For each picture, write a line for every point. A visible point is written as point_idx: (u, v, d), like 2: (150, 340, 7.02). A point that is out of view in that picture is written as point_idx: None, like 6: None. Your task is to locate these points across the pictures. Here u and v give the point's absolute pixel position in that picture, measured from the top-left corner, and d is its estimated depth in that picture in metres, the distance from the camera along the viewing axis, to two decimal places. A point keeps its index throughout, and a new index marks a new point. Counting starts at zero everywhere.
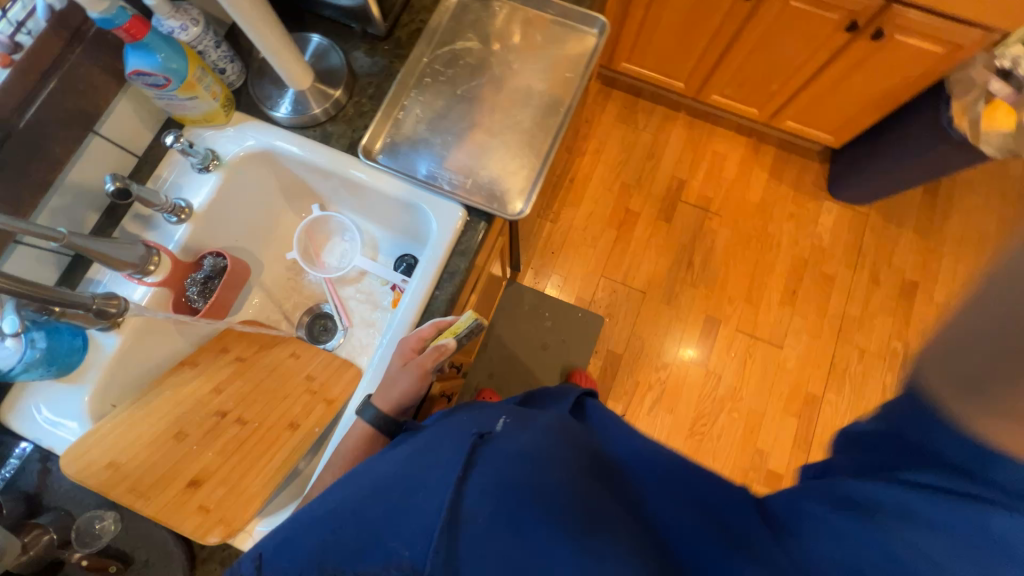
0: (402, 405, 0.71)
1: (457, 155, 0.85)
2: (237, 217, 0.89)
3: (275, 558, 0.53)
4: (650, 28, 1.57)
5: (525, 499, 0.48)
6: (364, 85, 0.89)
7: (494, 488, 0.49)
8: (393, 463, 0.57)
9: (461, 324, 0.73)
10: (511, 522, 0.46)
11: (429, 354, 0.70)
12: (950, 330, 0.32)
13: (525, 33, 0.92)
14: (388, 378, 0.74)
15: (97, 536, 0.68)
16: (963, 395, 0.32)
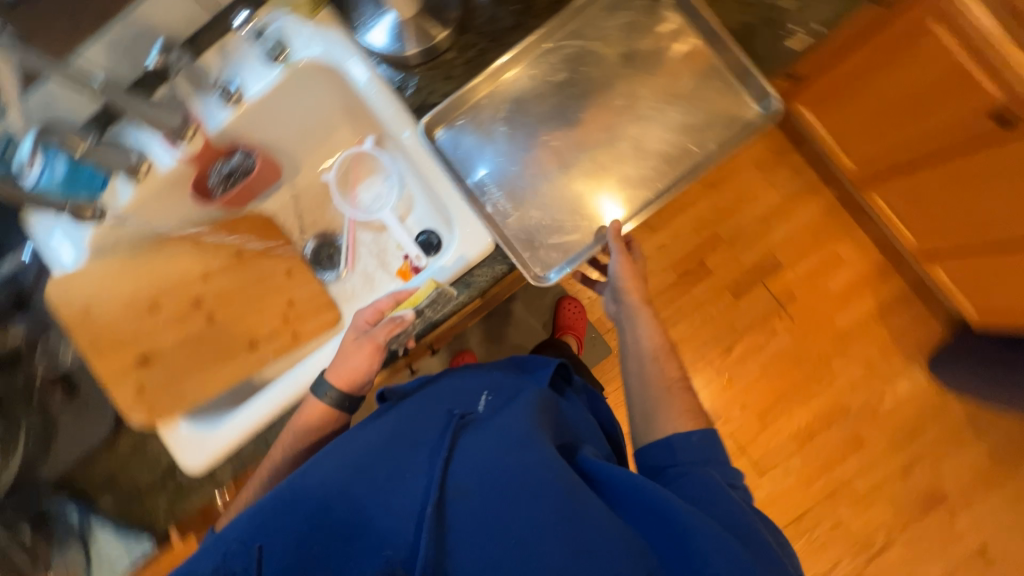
0: (356, 381, 0.66)
1: (519, 180, 0.74)
2: (286, 119, 0.83)
3: (272, 548, 0.51)
4: (847, 93, 1.21)
5: (502, 473, 0.52)
6: (470, 44, 0.74)
7: (474, 467, 0.54)
8: (374, 434, 0.58)
9: (420, 292, 0.67)
10: (493, 498, 0.51)
11: (385, 327, 0.65)
12: (631, 386, 0.68)
13: (681, 71, 0.73)
14: (342, 351, 0.68)
15: (59, 357, 0.76)
16: (643, 418, 0.65)
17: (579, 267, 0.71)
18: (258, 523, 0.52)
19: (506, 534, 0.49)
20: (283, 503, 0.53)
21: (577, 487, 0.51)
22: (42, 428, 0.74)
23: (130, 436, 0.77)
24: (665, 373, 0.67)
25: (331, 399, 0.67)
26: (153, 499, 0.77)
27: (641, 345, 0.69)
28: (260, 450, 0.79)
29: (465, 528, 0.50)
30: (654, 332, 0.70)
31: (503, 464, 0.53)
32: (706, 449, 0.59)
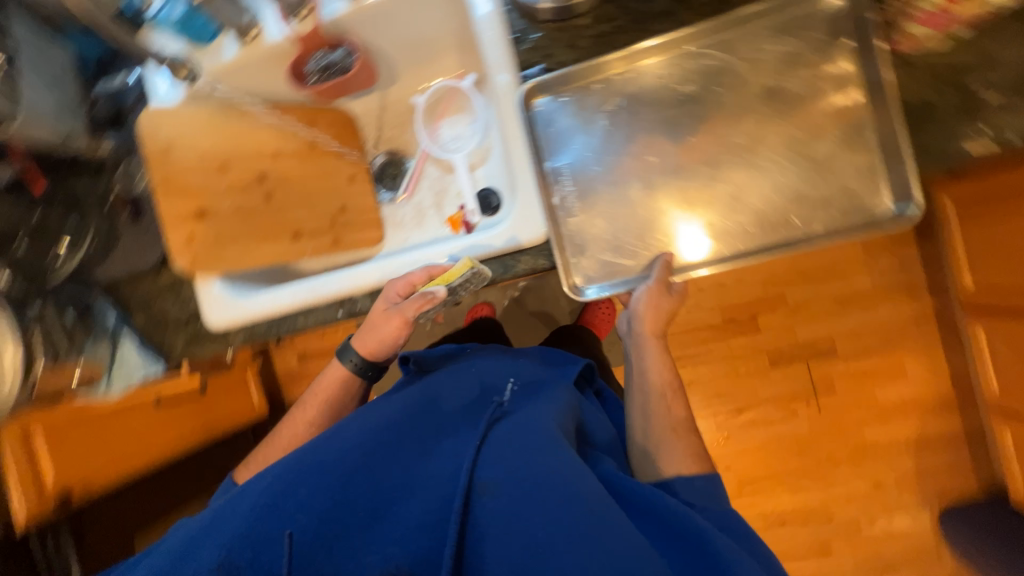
0: (383, 345, 0.74)
1: (597, 183, 0.67)
2: (397, 29, 0.81)
3: (302, 527, 0.51)
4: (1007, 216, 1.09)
5: (524, 470, 0.52)
6: (608, 16, 0.66)
7: (498, 464, 0.54)
8: (403, 410, 0.63)
9: (456, 271, 0.66)
10: (515, 501, 0.51)
11: (412, 304, 0.68)
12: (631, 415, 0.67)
13: (824, 134, 0.62)
14: (369, 321, 0.74)
15: (135, 180, 0.83)
16: (640, 454, 0.62)
17: (618, 295, 0.67)
18: (283, 494, 0.54)
19: (527, 537, 0.48)
20: (314, 471, 0.56)
21: (598, 495, 0.50)
22: (108, 235, 0.83)
23: (172, 272, 0.85)
24: (667, 406, 0.64)
25: (354, 364, 0.77)
26: (174, 332, 0.85)
27: (645, 375, 0.67)
28: (271, 332, 0.81)
29: (486, 527, 0.50)
30: (662, 363, 0.67)
31: (528, 463, 0.53)
32: (711, 491, 0.56)
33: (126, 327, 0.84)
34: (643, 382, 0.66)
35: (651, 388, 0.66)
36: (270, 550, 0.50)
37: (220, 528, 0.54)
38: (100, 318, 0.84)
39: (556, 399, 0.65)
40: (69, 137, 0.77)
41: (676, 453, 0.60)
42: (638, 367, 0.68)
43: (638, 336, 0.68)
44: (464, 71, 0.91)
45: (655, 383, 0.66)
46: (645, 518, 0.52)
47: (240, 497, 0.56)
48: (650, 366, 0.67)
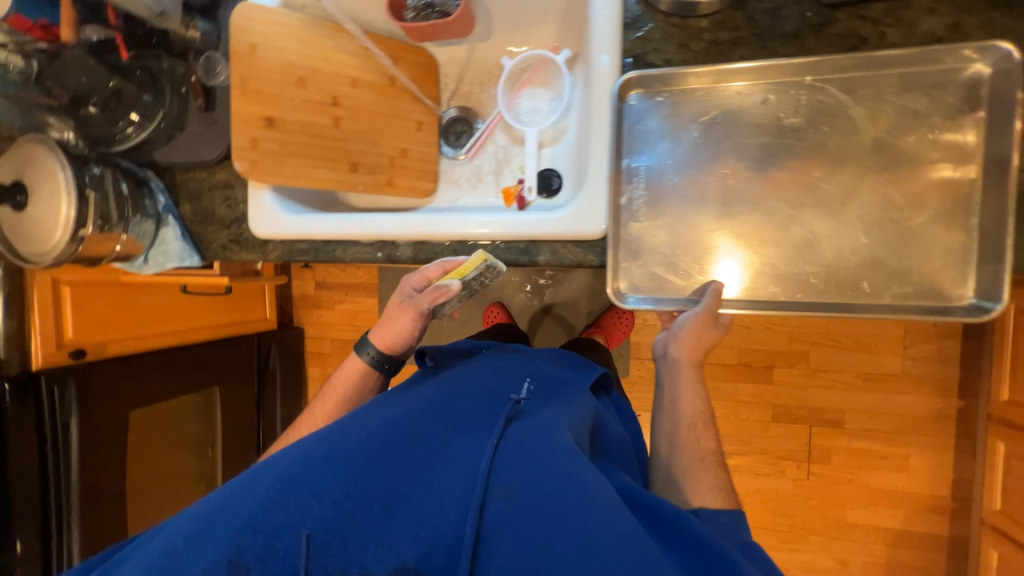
0: (401, 342, 0.75)
1: (670, 195, 0.65)
2: None
3: (317, 523, 0.51)
4: None
5: (539, 477, 0.53)
6: (732, 24, 0.63)
7: (515, 468, 0.54)
8: (421, 410, 0.66)
9: (469, 266, 0.69)
10: (533, 506, 0.51)
11: (427, 295, 0.69)
12: (657, 442, 0.66)
13: (925, 206, 0.58)
14: (385, 317, 0.76)
15: (215, 74, 0.82)
16: (662, 480, 0.63)
17: (658, 311, 0.66)
18: (298, 485, 0.54)
19: (543, 544, 0.48)
20: (333, 457, 0.57)
21: (611, 507, 0.50)
22: (179, 121, 0.84)
23: (229, 172, 0.86)
24: (696, 436, 0.64)
25: (372, 357, 0.77)
26: (216, 231, 0.86)
27: (677, 404, 0.66)
28: (310, 256, 0.82)
29: (500, 529, 0.50)
30: (695, 392, 0.67)
31: (542, 469, 0.53)
32: (738, 526, 0.54)
33: (173, 214, 0.87)
34: (675, 412, 0.66)
35: (682, 417, 0.65)
36: (286, 541, 0.51)
37: (232, 517, 0.53)
38: (148, 198, 0.85)
39: (565, 416, 0.66)
40: (163, 15, 0.76)
41: (705, 486, 0.59)
42: (670, 394, 0.68)
43: (677, 364, 0.67)
44: (560, 44, 0.87)
45: (688, 414, 0.65)
46: (661, 535, 0.51)
47: (257, 481, 0.57)
48: (683, 395, 0.67)
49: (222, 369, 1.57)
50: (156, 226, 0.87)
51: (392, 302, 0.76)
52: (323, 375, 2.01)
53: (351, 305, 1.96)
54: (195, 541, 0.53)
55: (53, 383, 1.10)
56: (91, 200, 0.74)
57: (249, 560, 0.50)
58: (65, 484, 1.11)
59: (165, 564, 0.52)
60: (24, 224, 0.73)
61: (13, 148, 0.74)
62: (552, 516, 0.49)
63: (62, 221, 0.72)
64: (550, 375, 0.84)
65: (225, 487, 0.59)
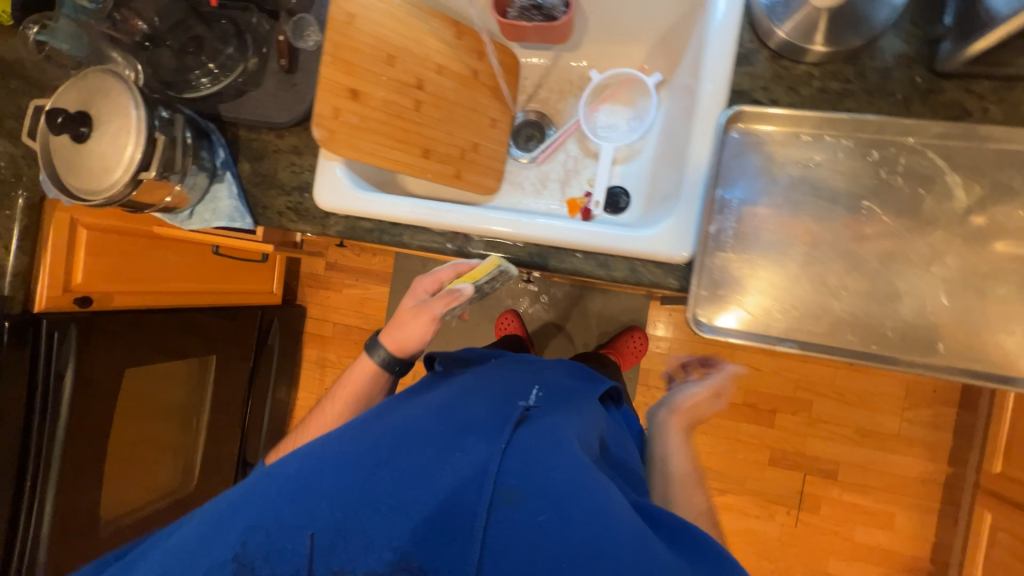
0: (412, 347, 0.74)
1: (759, 231, 0.66)
2: None
3: (323, 524, 0.48)
4: None
5: (549, 482, 0.51)
6: (841, 77, 0.65)
7: (525, 471, 0.52)
8: (428, 410, 0.63)
9: (483, 271, 0.70)
10: (545, 512, 0.49)
11: (440, 300, 0.69)
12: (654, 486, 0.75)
13: (1008, 279, 0.60)
14: (395, 321, 0.74)
15: (302, 37, 0.80)
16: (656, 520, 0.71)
17: (735, 344, 0.65)
18: (304, 487, 0.52)
19: (556, 548, 0.46)
20: (341, 458, 0.54)
21: (623, 516, 0.49)
22: (255, 78, 0.81)
23: (298, 138, 0.83)
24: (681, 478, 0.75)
25: (383, 358, 0.75)
26: (274, 195, 0.83)
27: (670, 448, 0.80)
28: (374, 236, 0.80)
29: (512, 532, 0.48)
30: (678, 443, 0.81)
31: (551, 473, 0.52)
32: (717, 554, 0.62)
33: (230, 170, 0.83)
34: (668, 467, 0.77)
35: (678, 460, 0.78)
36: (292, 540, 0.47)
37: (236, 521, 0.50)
38: (206, 151, 0.81)
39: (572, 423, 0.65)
40: None
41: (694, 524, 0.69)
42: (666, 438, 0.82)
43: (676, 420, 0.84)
44: (648, 67, 0.89)
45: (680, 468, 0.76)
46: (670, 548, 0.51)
47: (263, 483, 0.53)
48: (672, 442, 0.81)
49: (224, 339, 1.50)
50: (208, 180, 0.83)
51: (401, 307, 0.74)
52: (319, 358, 1.95)
53: (360, 291, 1.92)
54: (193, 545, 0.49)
55: (54, 328, 1.03)
56: (158, 143, 0.70)
57: (256, 559, 0.47)
58: (49, 438, 1.03)
59: (167, 564, 0.48)
60: (81, 158, 0.69)
61: (80, 77, 0.70)
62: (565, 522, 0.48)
63: (124, 161, 0.68)
64: (558, 381, 0.82)
65: (228, 491, 0.55)
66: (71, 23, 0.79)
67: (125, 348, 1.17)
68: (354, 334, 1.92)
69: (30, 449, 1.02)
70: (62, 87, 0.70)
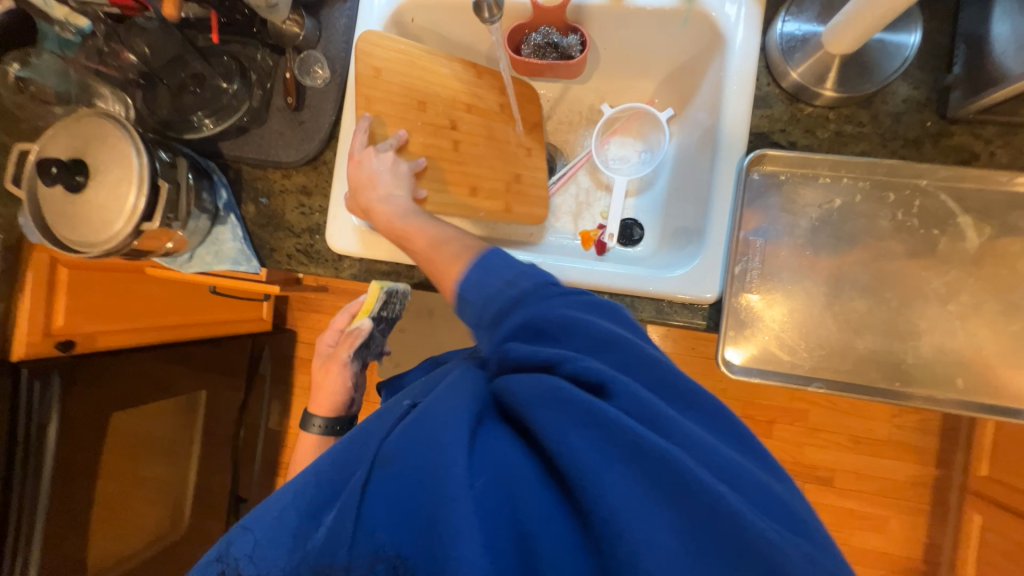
0: (340, 403, 0.78)
1: (783, 267, 0.67)
2: (635, 36, 0.78)
3: None
4: None
5: (419, 436, 0.39)
6: (853, 118, 0.67)
7: (410, 432, 0.40)
8: None
9: (372, 302, 0.76)
10: (425, 473, 0.37)
11: (344, 344, 0.77)
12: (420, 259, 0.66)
13: (1018, 315, 0.64)
14: (314, 386, 0.79)
15: (308, 74, 0.77)
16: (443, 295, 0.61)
17: (766, 384, 0.66)
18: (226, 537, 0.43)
19: (434, 498, 0.36)
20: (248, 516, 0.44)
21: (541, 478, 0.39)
22: (260, 116, 0.77)
23: (307, 177, 0.79)
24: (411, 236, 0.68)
25: (320, 427, 0.77)
26: (283, 238, 0.79)
27: (376, 205, 0.70)
28: (391, 279, 0.78)
29: (387, 507, 0.37)
30: (392, 180, 0.71)
31: (427, 426, 0.40)
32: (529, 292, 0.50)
33: (235, 212, 0.79)
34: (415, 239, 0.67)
35: (391, 209, 0.69)
36: None
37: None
38: (208, 192, 0.76)
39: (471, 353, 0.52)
40: (274, 9, 0.69)
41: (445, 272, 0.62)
42: (360, 208, 0.72)
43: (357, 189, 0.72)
44: (658, 101, 0.88)
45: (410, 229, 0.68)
46: (587, 429, 0.38)
47: None
48: (374, 191, 0.70)
49: (213, 373, 1.44)
50: (210, 223, 0.78)
51: (317, 372, 0.81)
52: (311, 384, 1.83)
53: None
54: None
55: (35, 378, 0.96)
56: (162, 192, 0.66)
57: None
58: (32, 495, 0.96)
59: None
60: (77, 209, 0.64)
61: (74, 121, 0.65)
62: (444, 471, 0.37)
63: (126, 212, 0.64)
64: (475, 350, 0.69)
65: None
66: (55, 59, 0.74)
67: (112, 393, 1.11)
68: None
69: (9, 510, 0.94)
70: (54, 130, 0.65)
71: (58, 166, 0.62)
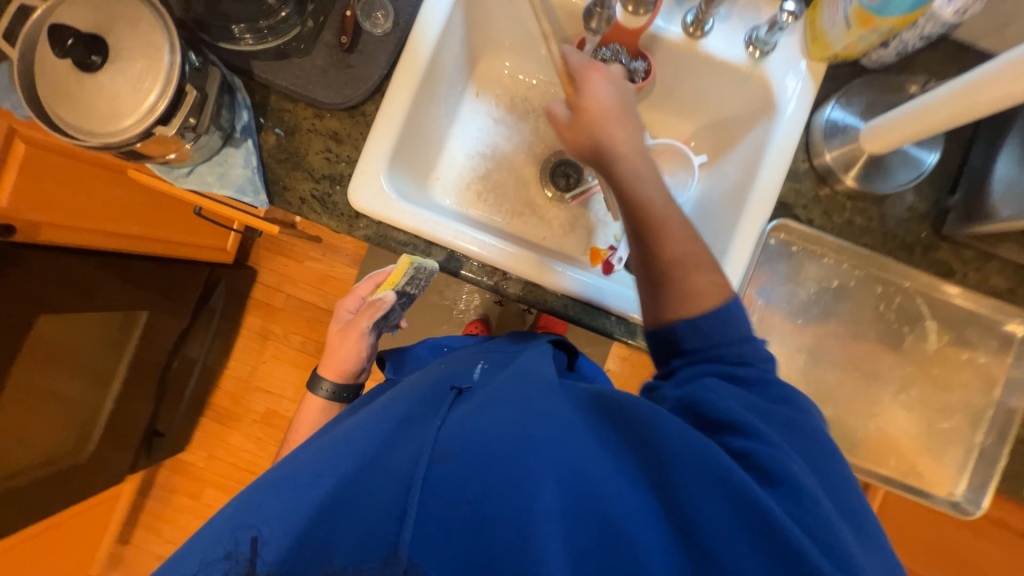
0: (355, 368, 0.79)
1: (774, 328, 0.75)
2: (693, 79, 0.81)
3: (272, 541, 0.40)
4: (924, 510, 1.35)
5: (513, 436, 0.41)
6: (865, 214, 0.72)
7: (505, 430, 0.42)
8: (372, 420, 0.48)
9: (399, 275, 0.73)
10: (519, 473, 0.39)
11: (365, 314, 0.75)
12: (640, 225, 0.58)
13: (954, 416, 0.73)
14: (332, 349, 0.79)
15: (369, 19, 0.73)
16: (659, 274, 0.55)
17: None
18: (273, 485, 0.44)
19: (524, 498, 0.38)
20: (300, 468, 0.44)
21: (629, 504, 0.39)
22: (306, 47, 0.72)
23: (339, 125, 0.75)
24: (663, 214, 0.58)
25: (328, 391, 0.80)
26: (299, 178, 0.75)
27: (620, 151, 0.61)
28: (407, 250, 0.76)
29: (473, 497, 0.38)
30: (628, 116, 0.63)
31: (521, 428, 0.42)
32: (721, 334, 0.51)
33: (252, 138, 0.73)
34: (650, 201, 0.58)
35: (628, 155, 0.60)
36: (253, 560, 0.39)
37: (185, 558, 0.42)
38: (228, 110, 0.71)
39: (540, 362, 0.55)
40: None
41: (701, 278, 0.54)
42: (591, 148, 0.62)
43: (596, 117, 0.62)
44: (693, 143, 0.91)
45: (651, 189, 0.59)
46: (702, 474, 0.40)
47: (236, 501, 0.45)
48: (613, 127, 0.62)
49: (162, 295, 1.29)
50: (221, 142, 0.72)
51: (333, 336, 0.81)
52: (261, 330, 1.72)
53: (323, 268, 1.71)
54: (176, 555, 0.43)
55: None
56: (186, 99, 0.61)
57: (239, 555, 0.40)
58: None
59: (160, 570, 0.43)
60: (84, 90, 0.57)
61: None
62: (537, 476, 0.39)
63: (141, 110, 0.58)
64: (504, 344, 0.72)
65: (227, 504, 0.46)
66: None
67: (49, 295, 0.97)
68: (309, 311, 1.72)
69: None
70: None
71: (75, 37, 0.55)
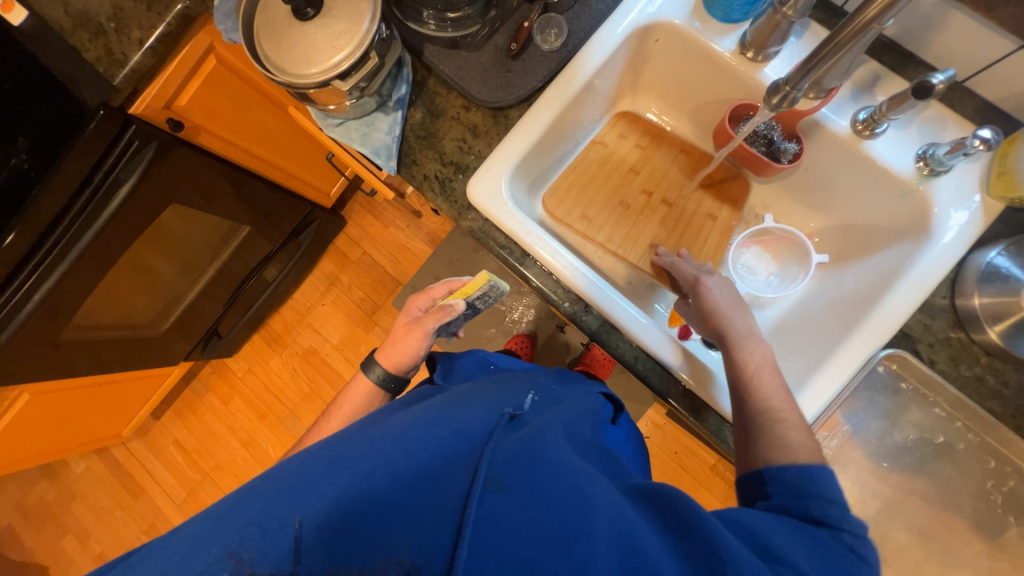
0: (408, 365, 0.79)
1: (850, 461, 0.68)
2: (841, 177, 0.77)
3: (320, 535, 0.38)
4: None
5: (578, 490, 0.41)
6: (1001, 375, 0.64)
7: (568, 481, 0.41)
8: (427, 420, 0.48)
9: (475, 287, 0.76)
10: (583, 528, 0.38)
11: (433, 315, 0.76)
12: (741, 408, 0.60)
13: None
14: (392, 340, 0.80)
15: (544, 35, 0.77)
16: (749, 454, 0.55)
17: None
18: (316, 475, 0.42)
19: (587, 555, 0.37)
20: (351, 457, 0.44)
21: None
22: (477, 44, 0.77)
23: (480, 120, 0.79)
24: (765, 391, 0.59)
25: (378, 377, 0.80)
26: (429, 158, 0.79)
27: (737, 332, 0.63)
28: (501, 253, 0.77)
29: (535, 540, 0.37)
30: (744, 308, 0.67)
31: (582, 485, 0.42)
32: (812, 480, 0.48)
33: (402, 110, 0.78)
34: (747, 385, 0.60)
35: (750, 344, 0.63)
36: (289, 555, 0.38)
37: (204, 542, 0.39)
38: (392, 81, 0.77)
39: (582, 423, 0.57)
40: None
41: (801, 439, 0.53)
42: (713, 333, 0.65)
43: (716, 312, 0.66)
44: (816, 239, 0.87)
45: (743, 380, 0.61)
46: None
47: (269, 484, 0.43)
48: (735, 320, 0.65)
49: (266, 218, 1.40)
50: (375, 106, 0.77)
51: (398, 328, 0.81)
52: (330, 274, 1.83)
53: (403, 238, 1.80)
54: (202, 533, 0.40)
55: (136, 137, 0.90)
56: (367, 63, 0.66)
57: (250, 557, 0.37)
58: (71, 239, 0.89)
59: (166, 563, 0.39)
60: (290, 34, 0.65)
61: None
62: (599, 536, 0.38)
63: (327, 64, 0.64)
64: (551, 377, 0.72)
65: (253, 481, 0.45)
66: None
67: (191, 189, 1.08)
68: (377, 272, 1.81)
69: (41, 248, 0.89)
70: None
71: None
